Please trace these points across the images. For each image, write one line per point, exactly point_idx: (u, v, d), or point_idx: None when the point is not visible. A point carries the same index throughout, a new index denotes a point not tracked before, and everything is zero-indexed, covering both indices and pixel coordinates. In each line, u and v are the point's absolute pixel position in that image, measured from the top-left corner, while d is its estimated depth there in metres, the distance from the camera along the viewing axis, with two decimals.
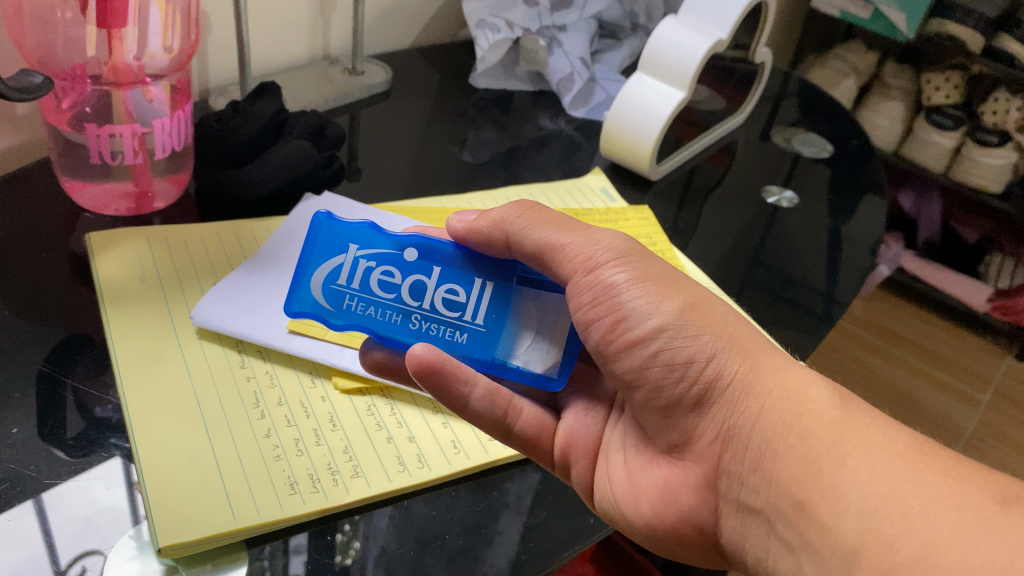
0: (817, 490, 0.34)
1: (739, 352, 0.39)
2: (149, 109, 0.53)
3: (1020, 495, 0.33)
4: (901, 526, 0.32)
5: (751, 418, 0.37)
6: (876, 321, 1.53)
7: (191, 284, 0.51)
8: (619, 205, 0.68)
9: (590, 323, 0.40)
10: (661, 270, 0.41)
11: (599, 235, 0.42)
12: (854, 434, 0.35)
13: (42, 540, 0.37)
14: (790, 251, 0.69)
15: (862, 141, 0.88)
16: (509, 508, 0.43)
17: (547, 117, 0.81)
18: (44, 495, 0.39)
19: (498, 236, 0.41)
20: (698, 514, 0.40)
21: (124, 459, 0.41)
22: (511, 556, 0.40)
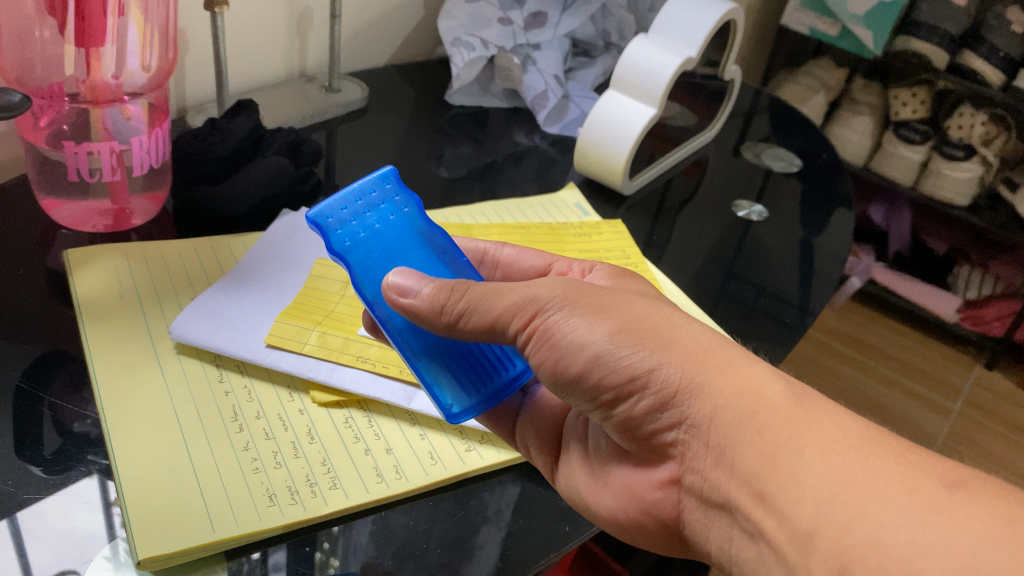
0: (776, 479, 0.34)
1: (681, 359, 0.38)
2: (127, 127, 0.54)
3: (967, 479, 0.33)
4: (854, 508, 0.32)
5: (706, 417, 0.37)
6: (848, 332, 1.55)
7: (169, 300, 0.52)
8: (593, 218, 0.69)
9: (537, 369, 0.41)
10: (597, 298, 0.40)
11: (529, 287, 0.40)
12: (810, 424, 0.35)
13: (18, 558, 0.38)
14: (761, 263, 0.70)
15: (831, 156, 0.90)
16: (488, 522, 0.43)
17: (523, 133, 0.82)
18: (21, 515, 0.39)
19: (440, 320, 0.39)
20: (662, 508, 0.41)
21: (101, 476, 0.42)
22: (492, 565, 0.41)
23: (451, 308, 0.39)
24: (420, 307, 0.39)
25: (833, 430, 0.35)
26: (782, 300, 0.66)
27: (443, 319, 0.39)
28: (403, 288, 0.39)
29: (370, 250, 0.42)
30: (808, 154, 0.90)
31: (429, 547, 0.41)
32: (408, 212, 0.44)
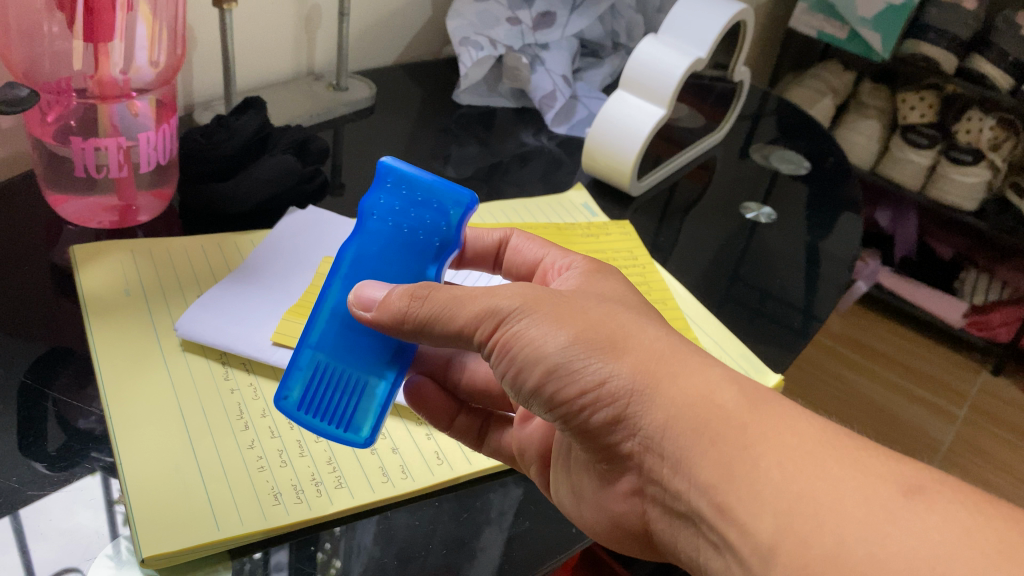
0: (734, 489, 0.32)
1: (634, 369, 0.35)
2: (134, 123, 0.53)
3: (921, 485, 0.31)
4: (814, 521, 0.30)
5: (658, 429, 0.34)
6: (854, 337, 1.54)
7: (175, 296, 0.51)
8: (600, 219, 0.69)
9: (499, 375, 0.38)
10: (564, 301, 0.37)
11: (489, 293, 0.37)
12: (762, 433, 0.33)
13: (19, 554, 0.37)
14: (767, 267, 0.70)
15: (839, 159, 0.90)
16: (491, 523, 0.43)
17: (530, 134, 0.82)
18: (21, 511, 0.39)
19: (397, 326, 0.37)
20: (630, 519, 0.40)
21: (103, 474, 0.42)
22: (495, 566, 0.41)
23: (413, 315, 0.37)
24: (380, 320, 0.38)
25: (794, 428, 0.33)
26: (787, 304, 0.65)
27: (402, 327, 0.37)
28: (366, 302, 0.38)
29: (380, 231, 0.41)
30: (816, 158, 0.89)
31: (433, 546, 0.41)
32: (438, 235, 0.41)
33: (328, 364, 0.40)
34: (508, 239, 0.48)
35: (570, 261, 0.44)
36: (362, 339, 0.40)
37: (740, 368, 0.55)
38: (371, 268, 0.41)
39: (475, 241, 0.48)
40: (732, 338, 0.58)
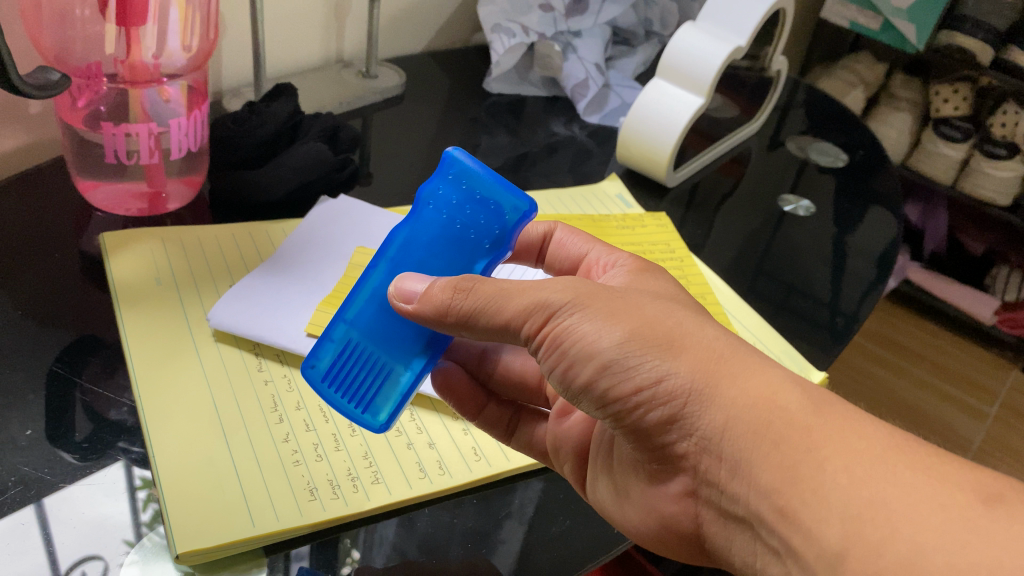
0: (797, 493, 0.31)
1: (691, 367, 0.34)
2: (166, 109, 0.53)
3: (1005, 494, 0.30)
4: (885, 528, 0.29)
5: (717, 430, 0.33)
6: (882, 333, 1.52)
7: (207, 285, 0.51)
8: (636, 211, 0.67)
9: (548, 371, 0.37)
10: (619, 297, 0.36)
11: (541, 286, 0.36)
12: (829, 436, 0.32)
13: (43, 542, 0.37)
14: (804, 262, 0.68)
15: (878, 152, 0.88)
16: (511, 517, 0.42)
17: (561, 123, 0.81)
18: (46, 500, 0.39)
19: (443, 320, 0.36)
20: (681, 522, 0.38)
21: (127, 464, 0.41)
22: (513, 561, 0.40)
23: (457, 309, 0.35)
24: (419, 314, 0.35)
25: (862, 431, 0.32)
26: (809, 302, 0.63)
27: (448, 321, 0.36)
28: (407, 294, 0.36)
29: (432, 221, 0.39)
30: (854, 149, 0.87)
31: (449, 537, 0.40)
32: (490, 237, 0.39)
33: (358, 344, 0.38)
34: (552, 232, 0.47)
35: (617, 258, 0.44)
36: (394, 321, 0.39)
37: (782, 366, 0.54)
38: (415, 258, 0.39)
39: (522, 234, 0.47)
40: (773, 333, 0.57)
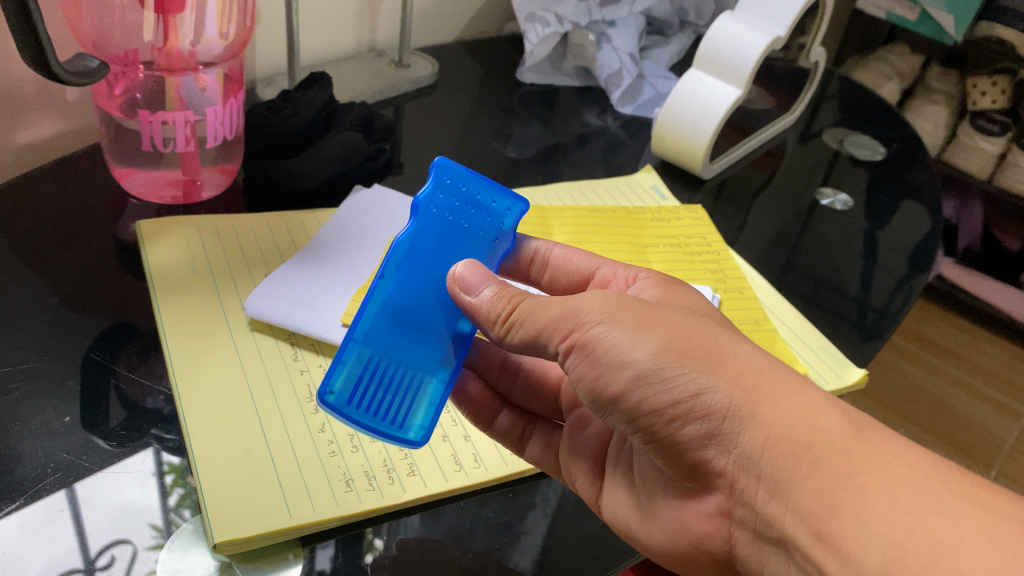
0: (838, 518, 0.31)
1: (731, 382, 0.34)
2: (201, 97, 0.52)
3: None
4: (929, 558, 0.30)
5: (756, 447, 0.33)
6: (914, 329, 1.49)
7: (242, 274, 0.51)
8: (671, 203, 0.67)
9: (577, 382, 0.37)
10: (653, 309, 0.36)
11: (579, 298, 0.36)
12: (867, 460, 0.32)
13: (74, 527, 0.37)
14: (838, 259, 0.67)
15: (919, 145, 0.86)
16: (534, 508, 0.42)
17: (593, 114, 0.80)
18: (78, 485, 0.39)
19: (492, 325, 0.37)
20: (713, 542, 0.37)
21: (158, 449, 0.41)
22: (535, 553, 0.39)
23: (503, 314, 0.37)
24: (479, 309, 0.37)
25: (903, 458, 0.32)
26: (837, 299, 0.62)
27: (496, 327, 0.37)
28: (467, 284, 0.37)
29: (438, 227, 0.40)
30: (893, 142, 0.86)
31: (475, 528, 0.40)
32: (495, 233, 0.41)
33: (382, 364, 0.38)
34: (548, 252, 0.44)
35: (636, 273, 0.43)
36: (416, 334, 0.39)
37: (819, 363, 0.53)
38: (429, 270, 0.40)
39: (513, 252, 0.44)
40: (809, 328, 0.56)
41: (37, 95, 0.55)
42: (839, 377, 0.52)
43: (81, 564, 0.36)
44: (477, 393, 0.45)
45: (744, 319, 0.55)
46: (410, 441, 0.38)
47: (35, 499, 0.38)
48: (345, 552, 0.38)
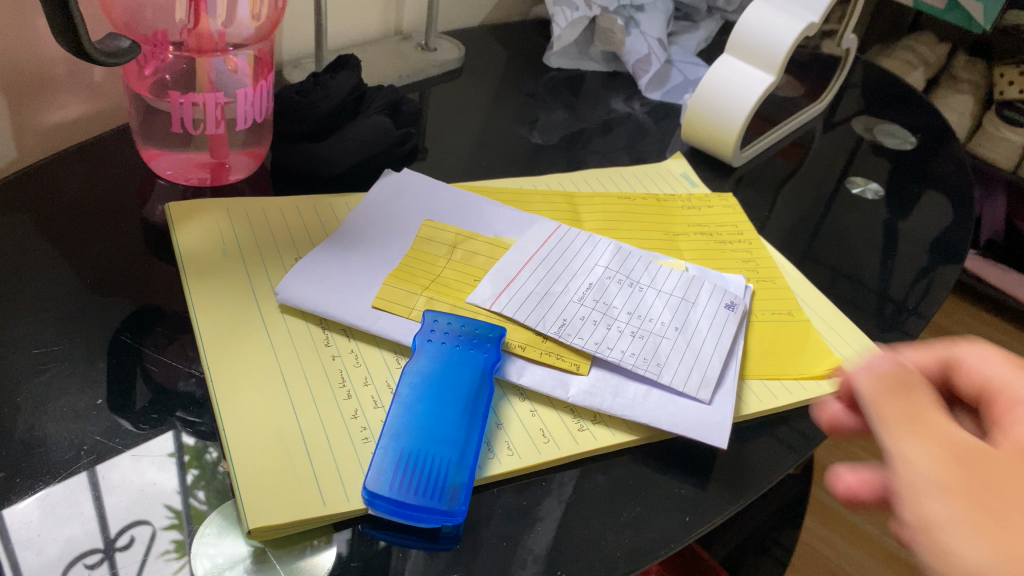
0: None
1: None
2: (232, 80, 0.52)
3: None
4: None
5: None
6: (945, 326, 1.44)
7: (272, 258, 0.50)
8: (701, 190, 0.66)
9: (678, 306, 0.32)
10: None
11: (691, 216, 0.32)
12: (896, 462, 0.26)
13: (94, 508, 0.37)
14: (860, 251, 0.66)
15: (951, 135, 0.84)
16: (550, 493, 0.41)
17: (620, 100, 0.79)
18: (100, 466, 0.39)
19: None
20: None
21: (177, 432, 0.41)
22: (549, 540, 0.39)
23: None
24: None
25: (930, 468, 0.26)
26: (856, 289, 0.61)
27: None
28: None
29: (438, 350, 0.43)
30: (924, 131, 0.84)
31: (493, 513, 0.40)
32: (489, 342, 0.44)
33: (417, 450, 0.38)
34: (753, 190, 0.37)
35: None
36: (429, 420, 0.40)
37: (853, 355, 0.52)
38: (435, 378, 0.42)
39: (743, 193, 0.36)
40: (844, 321, 0.55)
41: (65, 74, 0.56)
42: None
43: (100, 544, 0.36)
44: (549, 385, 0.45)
45: (778, 310, 0.54)
46: (437, 508, 0.36)
47: (62, 480, 0.38)
48: (366, 534, 0.38)
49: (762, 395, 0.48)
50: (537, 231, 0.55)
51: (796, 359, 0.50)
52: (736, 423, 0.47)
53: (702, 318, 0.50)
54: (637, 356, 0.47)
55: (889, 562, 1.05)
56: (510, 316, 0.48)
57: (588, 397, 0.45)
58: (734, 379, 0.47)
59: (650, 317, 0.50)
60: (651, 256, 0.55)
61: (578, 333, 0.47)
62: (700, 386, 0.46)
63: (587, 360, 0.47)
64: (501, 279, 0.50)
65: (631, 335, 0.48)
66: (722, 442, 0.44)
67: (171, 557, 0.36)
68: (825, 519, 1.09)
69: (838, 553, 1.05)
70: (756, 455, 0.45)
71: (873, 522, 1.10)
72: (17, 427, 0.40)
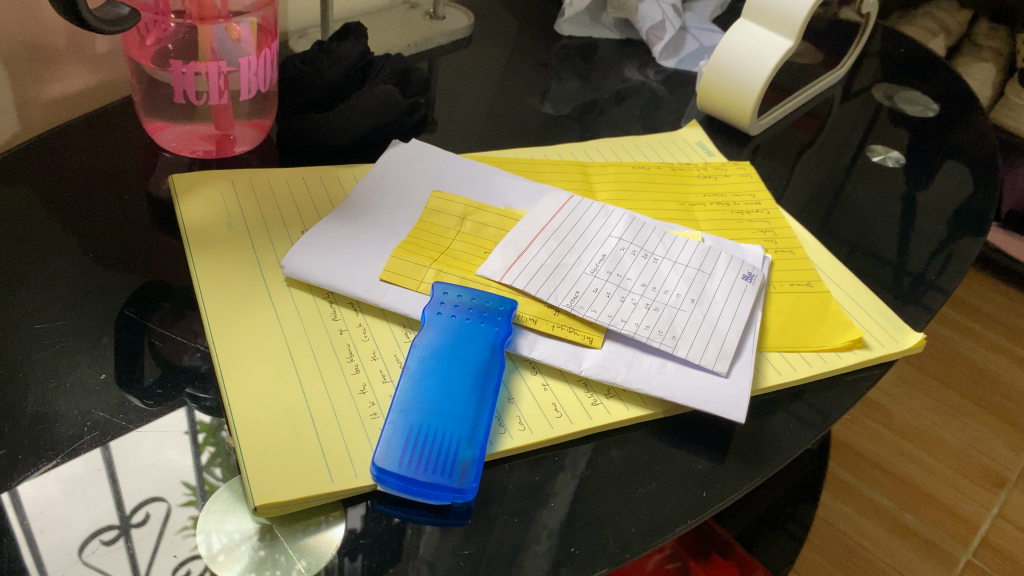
0: None
1: None
2: (234, 48, 0.50)
3: None
4: None
5: None
6: (966, 300, 1.41)
7: (278, 231, 0.49)
8: (718, 159, 0.64)
9: None
10: None
11: None
12: None
13: (109, 485, 0.36)
14: (880, 222, 0.64)
15: (975, 102, 0.82)
16: (565, 469, 0.40)
17: (634, 68, 0.77)
18: (113, 443, 0.38)
19: None
20: None
21: (190, 409, 0.40)
22: (563, 514, 0.38)
23: None
24: None
25: None
26: (875, 258, 0.60)
27: None
28: None
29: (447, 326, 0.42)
30: (946, 97, 0.82)
31: (505, 488, 0.39)
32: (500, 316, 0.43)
33: (427, 425, 0.37)
34: None
35: None
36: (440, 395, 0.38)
37: (875, 326, 0.51)
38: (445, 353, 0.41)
39: None
40: (865, 291, 0.54)
41: (67, 46, 0.55)
42: (896, 342, 0.50)
43: (117, 521, 0.35)
44: (559, 358, 0.44)
45: (797, 281, 0.52)
46: (448, 486, 0.36)
47: (70, 458, 0.37)
48: (376, 510, 0.37)
49: (781, 367, 0.46)
50: (548, 202, 0.53)
51: (816, 330, 0.49)
52: (753, 396, 0.46)
53: (719, 289, 0.49)
54: (651, 328, 0.46)
55: (906, 538, 1.04)
56: (521, 288, 0.47)
57: (602, 370, 0.43)
58: (752, 350, 0.46)
59: (665, 289, 0.48)
60: (666, 227, 0.54)
61: (591, 305, 0.46)
62: (717, 358, 0.45)
63: (600, 333, 0.45)
64: (512, 252, 0.49)
65: (646, 307, 0.47)
66: (741, 417, 0.42)
67: (190, 533, 0.35)
68: (842, 495, 1.08)
69: (855, 528, 1.04)
70: (774, 429, 0.44)
71: (891, 497, 1.09)
72: (23, 404, 0.39)
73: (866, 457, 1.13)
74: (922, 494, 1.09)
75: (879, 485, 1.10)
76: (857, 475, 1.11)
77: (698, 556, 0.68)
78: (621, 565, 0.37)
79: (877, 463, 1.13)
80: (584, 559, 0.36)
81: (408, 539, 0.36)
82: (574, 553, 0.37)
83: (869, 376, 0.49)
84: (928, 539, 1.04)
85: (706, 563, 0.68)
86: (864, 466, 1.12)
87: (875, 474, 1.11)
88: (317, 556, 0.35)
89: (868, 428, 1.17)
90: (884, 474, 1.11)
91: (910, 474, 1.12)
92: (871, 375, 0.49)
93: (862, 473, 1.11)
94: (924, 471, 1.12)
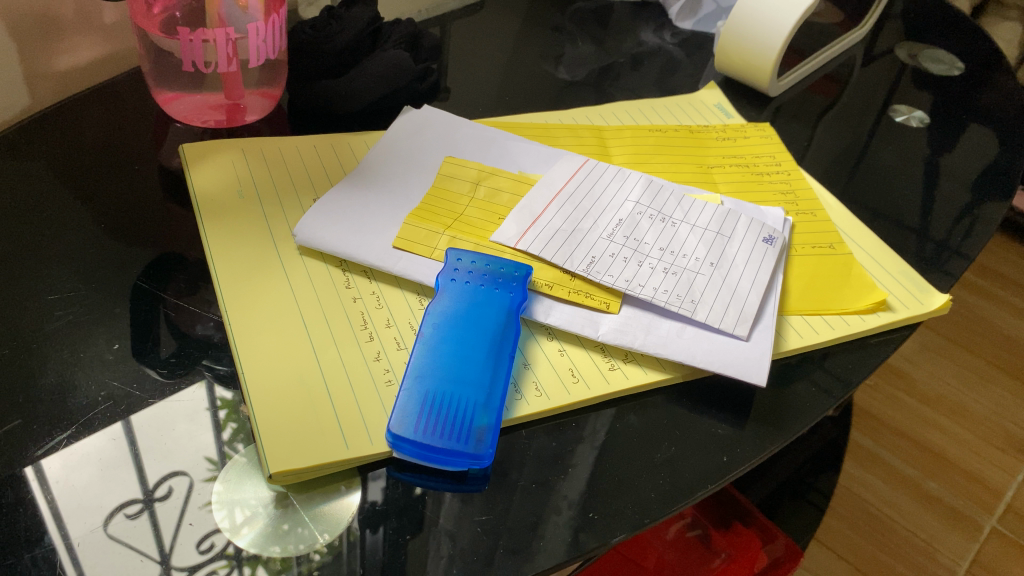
0: None
1: None
2: (243, 16, 0.49)
3: None
4: None
5: None
6: (991, 266, 1.39)
7: (289, 199, 0.49)
8: (737, 121, 0.63)
9: None
10: None
11: None
12: None
13: (131, 459, 0.36)
14: (903, 185, 0.63)
15: (1000, 60, 0.80)
16: (583, 439, 0.39)
17: (650, 31, 0.76)
18: (135, 417, 0.38)
19: None
20: None
21: (208, 382, 0.40)
22: (582, 483, 0.37)
23: None
24: None
25: None
26: (898, 222, 0.59)
27: None
28: None
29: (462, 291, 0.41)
30: (970, 55, 0.80)
31: (524, 457, 0.38)
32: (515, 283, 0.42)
33: (443, 391, 0.37)
34: None
35: None
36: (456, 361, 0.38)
37: (899, 288, 0.50)
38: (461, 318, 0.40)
39: None
40: (888, 253, 0.53)
41: (75, 16, 0.54)
42: (921, 303, 0.49)
43: (140, 494, 0.35)
44: (576, 325, 0.43)
45: (819, 243, 0.51)
46: (464, 451, 0.35)
47: (89, 430, 0.37)
48: (394, 478, 0.37)
49: (803, 331, 0.46)
50: (563, 166, 0.52)
51: (838, 293, 0.48)
52: (775, 360, 0.45)
53: (739, 253, 0.48)
54: (670, 293, 0.45)
55: (929, 506, 1.03)
56: (535, 253, 0.46)
57: (619, 335, 0.43)
58: (773, 313, 0.45)
59: (684, 253, 0.47)
60: (684, 190, 0.53)
61: (608, 270, 0.45)
62: (737, 321, 0.44)
63: (617, 298, 0.45)
64: (527, 217, 0.48)
65: (664, 271, 0.46)
66: (762, 379, 0.42)
67: (212, 508, 0.35)
68: (863, 463, 1.07)
69: (876, 496, 1.04)
70: (795, 394, 0.43)
71: (913, 464, 1.08)
72: (39, 375, 0.39)
73: (888, 425, 1.12)
74: (945, 461, 1.08)
75: (901, 453, 1.09)
76: (879, 442, 1.10)
77: (719, 525, 0.68)
78: (641, 531, 0.36)
79: (900, 431, 1.12)
80: (605, 527, 0.36)
81: (428, 510, 0.35)
82: (593, 519, 0.36)
83: (892, 341, 0.47)
84: (951, 507, 1.03)
85: (727, 530, 0.67)
86: (886, 434, 1.11)
87: (898, 441, 1.10)
88: (336, 525, 0.35)
89: (891, 395, 1.16)
90: (907, 441, 1.10)
91: (933, 442, 1.10)
92: (896, 339, 0.48)
93: (884, 441, 1.10)
94: (947, 439, 1.11)
